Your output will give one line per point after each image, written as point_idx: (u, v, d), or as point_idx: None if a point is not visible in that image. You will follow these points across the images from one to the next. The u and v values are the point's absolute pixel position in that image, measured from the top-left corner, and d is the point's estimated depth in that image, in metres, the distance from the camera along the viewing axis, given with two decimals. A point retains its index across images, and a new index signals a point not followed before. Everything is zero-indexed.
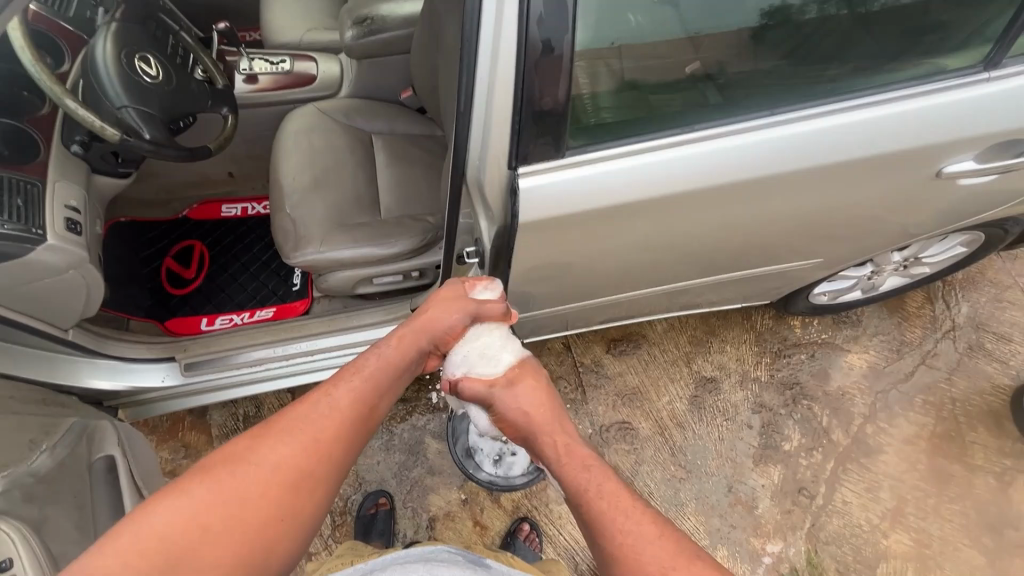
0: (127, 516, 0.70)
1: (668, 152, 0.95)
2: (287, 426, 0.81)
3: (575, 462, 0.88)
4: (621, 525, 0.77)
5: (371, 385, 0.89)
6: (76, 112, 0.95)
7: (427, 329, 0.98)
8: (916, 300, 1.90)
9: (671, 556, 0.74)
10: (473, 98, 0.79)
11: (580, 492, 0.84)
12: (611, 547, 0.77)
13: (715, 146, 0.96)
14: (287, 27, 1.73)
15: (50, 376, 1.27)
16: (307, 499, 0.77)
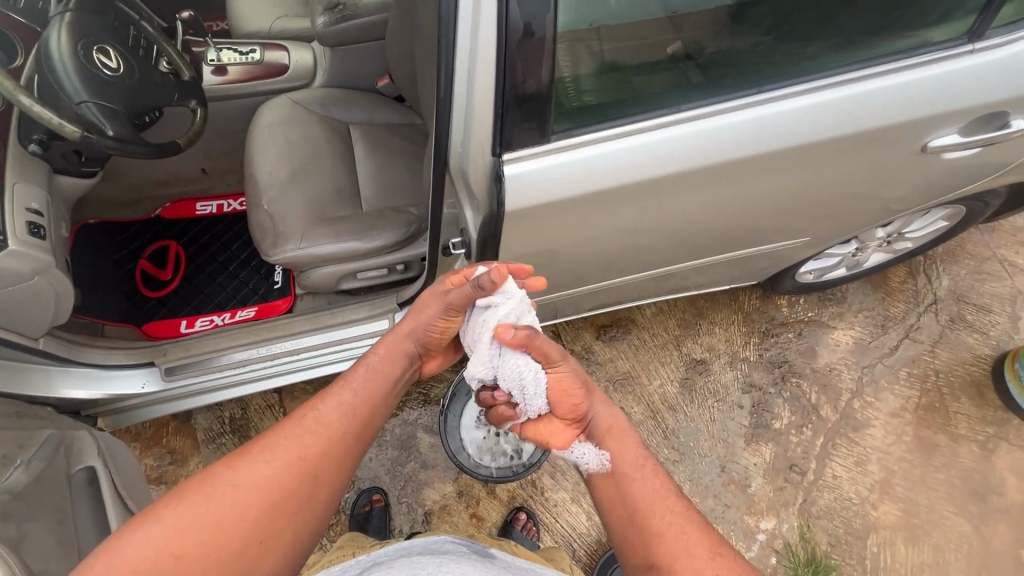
0: (99, 548, 0.67)
1: (655, 134, 0.93)
2: (271, 441, 0.78)
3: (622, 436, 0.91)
4: (673, 506, 0.81)
5: (362, 399, 0.86)
6: (32, 109, 0.89)
7: (414, 331, 0.94)
8: (899, 275, 1.93)
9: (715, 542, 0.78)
10: (453, 83, 0.76)
11: (634, 466, 0.87)
12: (660, 520, 0.80)
13: (703, 127, 0.95)
14: (255, 15, 1.66)
15: (22, 388, 1.22)
16: (289, 520, 0.74)
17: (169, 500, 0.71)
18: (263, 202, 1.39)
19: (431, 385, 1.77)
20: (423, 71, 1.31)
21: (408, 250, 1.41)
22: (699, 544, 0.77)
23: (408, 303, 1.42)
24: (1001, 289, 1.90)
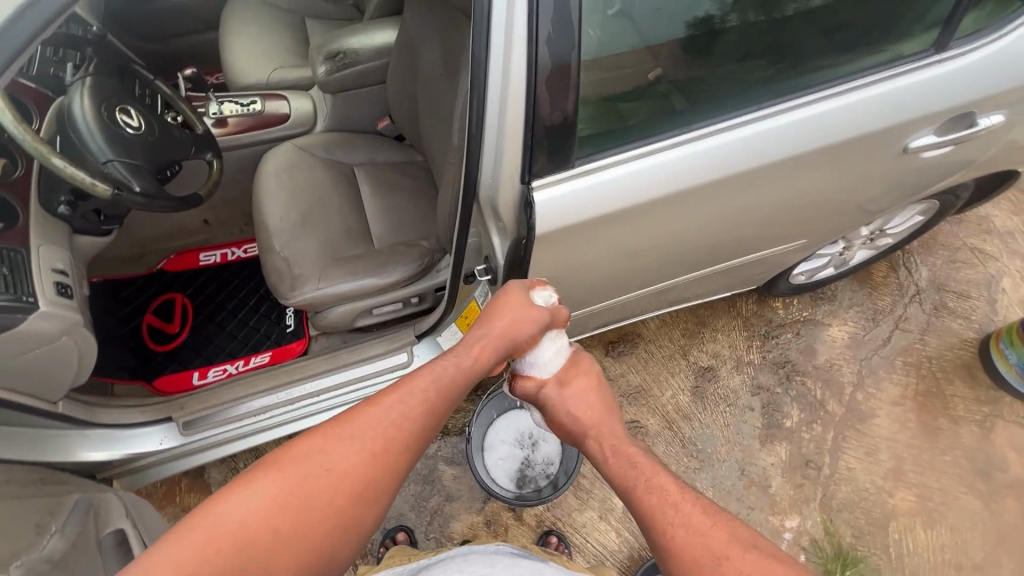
0: (207, 503, 0.70)
1: (666, 153, 1.01)
2: (352, 429, 0.79)
3: (620, 459, 0.96)
4: (671, 518, 0.83)
5: (442, 394, 0.86)
6: (64, 170, 0.89)
7: (505, 335, 0.95)
8: (882, 270, 2.03)
9: (723, 545, 0.78)
10: (485, 120, 0.81)
11: (628, 490, 0.91)
12: (660, 535, 0.82)
13: (707, 145, 1.02)
14: (251, 68, 1.71)
15: (40, 455, 1.17)
16: (367, 507, 0.76)
17: (256, 475, 0.73)
18: (276, 247, 1.41)
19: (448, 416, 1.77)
20: (427, 111, 1.36)
21: (422, 283, 1.43)
22: (701, 552, 0.78)
23: (426, 334, 1.44)
24: (975, 275, 2.03)
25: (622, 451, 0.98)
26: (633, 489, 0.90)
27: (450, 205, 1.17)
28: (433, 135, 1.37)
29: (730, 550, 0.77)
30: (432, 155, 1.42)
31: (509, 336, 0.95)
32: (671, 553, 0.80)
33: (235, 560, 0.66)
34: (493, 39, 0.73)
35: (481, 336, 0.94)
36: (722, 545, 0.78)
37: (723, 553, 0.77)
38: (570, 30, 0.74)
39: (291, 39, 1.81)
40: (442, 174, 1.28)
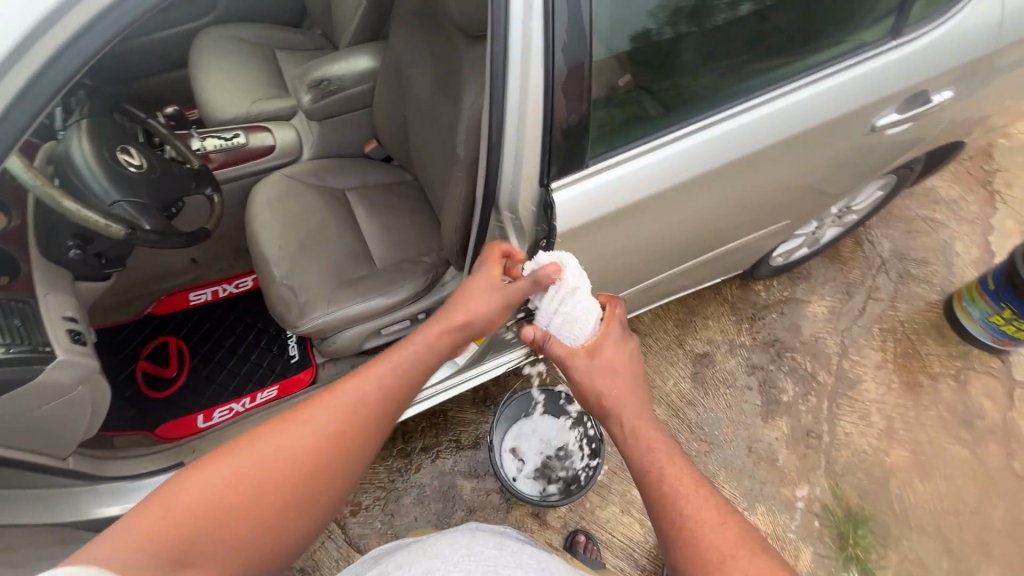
0: (166, 480, 0.72)
1: (666, 150, 1.09)
2: (311, 411, 0.81)
3: (644, 440, 0.85)
4: (682, 510, 0.76)
5: (402, 377, 0.86)
6: (77, 213, 0.89)
7: (467, 322, 0.92)
8: (849, 246, 2.18)
9: (733, 544, 0.73)
10: (505, 129, 0.85)
11: (643, 474, 0.82)
12: (669, 524, 0.76)
13: (701, 138, 1.10)
14: (228, 102, 1.70)
15: (51, 514, 1.12)
16: (324, 486, 0.79)
17: (208, 459, 0.75)
18: (279, 278, 1.40)
19: (460, 430, 1.77)
20: (418, 130, 1.39)
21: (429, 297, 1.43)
22: (710, 550, 0.73)
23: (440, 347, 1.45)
24: (930, 243, 2.19)
25: (635, 426, 0.88)
26: (644, 470, 0.82)
27: (459, 218, 1.20)
28: (426, 154, 1.40)
29: (734, 545, 0.73)
30: (426, 173, 1.45)
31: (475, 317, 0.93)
32: (674, 547, 0.75)
33: (194, 530, 0.68)
34: (510, 51, 0.78)
35: (438, 324, 0.92)
36: (727, 540, 0.73)
37: (732, 553, 0.72)
38: (581, 39, 0.79)
39: (265, 71, 1.81)
40: (443, 191, 1.31)
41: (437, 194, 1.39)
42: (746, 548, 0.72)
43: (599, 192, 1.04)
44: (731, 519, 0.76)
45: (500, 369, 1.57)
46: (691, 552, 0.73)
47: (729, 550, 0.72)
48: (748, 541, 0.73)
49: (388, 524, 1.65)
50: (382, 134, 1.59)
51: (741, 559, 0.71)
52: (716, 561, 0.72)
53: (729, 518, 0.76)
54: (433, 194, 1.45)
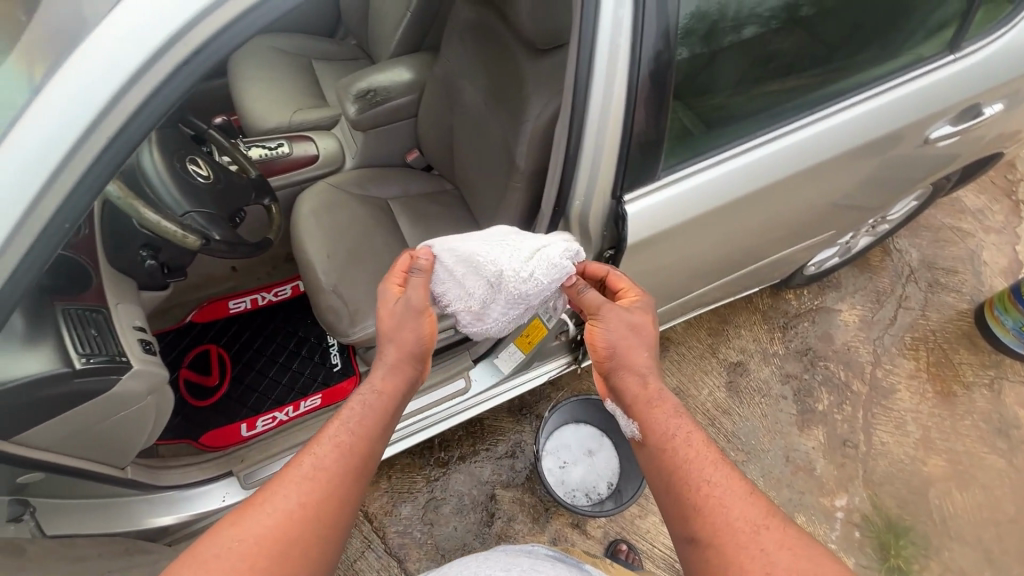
0: None
1: (740, 159, 1.05)
2: (268, 494, 0.77)
3: (664, 407, 0.88)
4: (708, 478, 0.80)
5: (357, 441, 0.84)
6: (158, 225, 0.91)
7: (401, 359, 0.92)
8: (877, 255, 2.18)
9: (758, 515, 0.76)
10: (583, 139, 0.86)
11: (665, 442, 0.85)
12: (693, 491, 0.79)
13: (774, 148, 1.07)
14: (269, 112, 1.71)
15: (110, 526, 1.11)
16: (301, 566, 0.73)
17: None
18: (326, 286, 1.40)
19: (497, 439, 1.76)
20: (465, 141, 1.40)
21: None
22: (737, 519, 0.75)
23: (482, 357, 1.48)
24: (958, 252, 2.20)
25: (659, 397, 0.89)
26: (670, 438, 0.85)
27: (513, 228, 1.21)
28: (472, 164, 1.41)
29: (762, 515, 0.76)
30: (471, 183, 1.46)
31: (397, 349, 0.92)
32: (698, 513, 0.78)
33: None
34: (596, 68, 0.79)
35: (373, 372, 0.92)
36: (754, 513, 0.76)
37: (760, 522, 0.75)
38: (664, 59, 0.81)
39: (304, 81, 1.83)
40: (494, 202, 1.32)
41: (484, 205, 1.40)
42: (771, 519, 0.75)
43: (681, 202, 1.00)
44: (756, 494, 0.79)
45: (544, 377, 1.53)
46: (717, 520, 0.76)
47: (754, 520, 0.75)
48: (771, 513, 0.76)
49: (428, 533, 1.64)
50: (424, 144, 1.60)
51: (767, 531, 0.74)
52: (743, 529, 0.74)
53: (753, 492, 0.79)
54: (477, 204, 1.45)
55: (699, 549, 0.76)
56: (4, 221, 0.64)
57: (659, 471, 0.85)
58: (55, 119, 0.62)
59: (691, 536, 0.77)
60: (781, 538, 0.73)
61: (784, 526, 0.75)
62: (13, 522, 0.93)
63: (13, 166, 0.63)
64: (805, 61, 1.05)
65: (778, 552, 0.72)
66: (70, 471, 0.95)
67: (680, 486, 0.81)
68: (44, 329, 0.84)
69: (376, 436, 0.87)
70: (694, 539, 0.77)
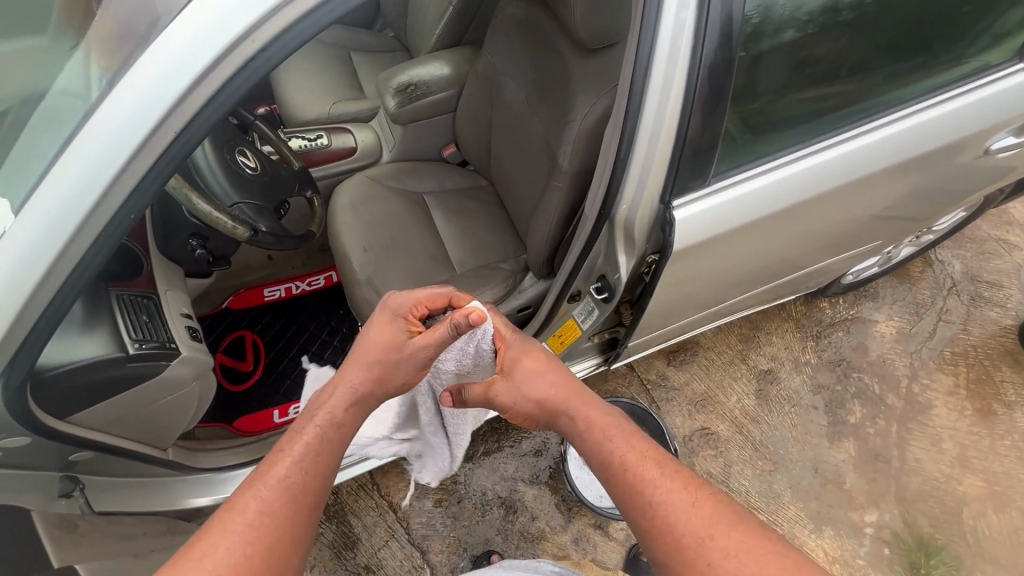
0: None
1: (791, 168, 1.02)
2: (204, 548, 0.64)
3: (598, 433, 0.78)
4: (650, 495, 0.70)
5: (306, 475, 0.71)
6: (210, 215, 0.92)
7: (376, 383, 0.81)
8: (918, 266, 2.12)
9: (714, 521, 0.66)
10: (635, 144, 0.85)
11: (605, 464, 0.75)
12: (638, 508, 0.70)
13: (826, 157, 1.04)
14: (308, 103, 1.73)
15: (149, 505, 1.14)
16: None
17: None
18: (362, 279, 1.41)
19: (522, 437, 1.77)
20: (504, 138, 1.39)
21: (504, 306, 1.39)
22: (686, 533, 0.66)
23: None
24: (1004, 265, 2.12)
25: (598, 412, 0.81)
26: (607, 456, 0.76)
27: (551, 228, 1.20)
28: (510, 162, 1.40)
29: (717, 523, 0.66)
30: (508, 180, 1.45)
31: (373, 377, 0.81)
32: (646, 535, 0.69)
33: None
34: (654, 73, 0.78)
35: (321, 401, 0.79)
36: (706, 523, 0.66)
37: (706, 533, 0.65)
38: (725, 65, 0.79)
39: (342, 73, 1.84)
40: (533, 201, 1.31)
41: (522, 203, 1.39)
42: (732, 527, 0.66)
43: (729, 210, 0.98)
44: (713, 498, 0.69)
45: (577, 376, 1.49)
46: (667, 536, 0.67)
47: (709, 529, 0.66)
48: (733, 518, 0.66)
49: (451, 526, 1.66)
50: (461, 139, 1.60)
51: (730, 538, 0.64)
52: (696, 543, 0.65)
53: (710, 496, 0.69)
54: (514, 202, 1.45)
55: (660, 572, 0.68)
56: (74, 214, 0.66)
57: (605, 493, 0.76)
58: (124, 114, 0.63)
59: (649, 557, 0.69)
60: (736, 542, 0.64)
61: (749, 530, 0.65)
62: (64, 497, 0.95)
63: (84, 161, 0.64)
64: (867, 66, 1.01)
65: (744, 560, 0.62)
66: (118, 452, 0.97)
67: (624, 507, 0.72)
68: (100, 313, 0.87)
69: (327, 470, 0.73)
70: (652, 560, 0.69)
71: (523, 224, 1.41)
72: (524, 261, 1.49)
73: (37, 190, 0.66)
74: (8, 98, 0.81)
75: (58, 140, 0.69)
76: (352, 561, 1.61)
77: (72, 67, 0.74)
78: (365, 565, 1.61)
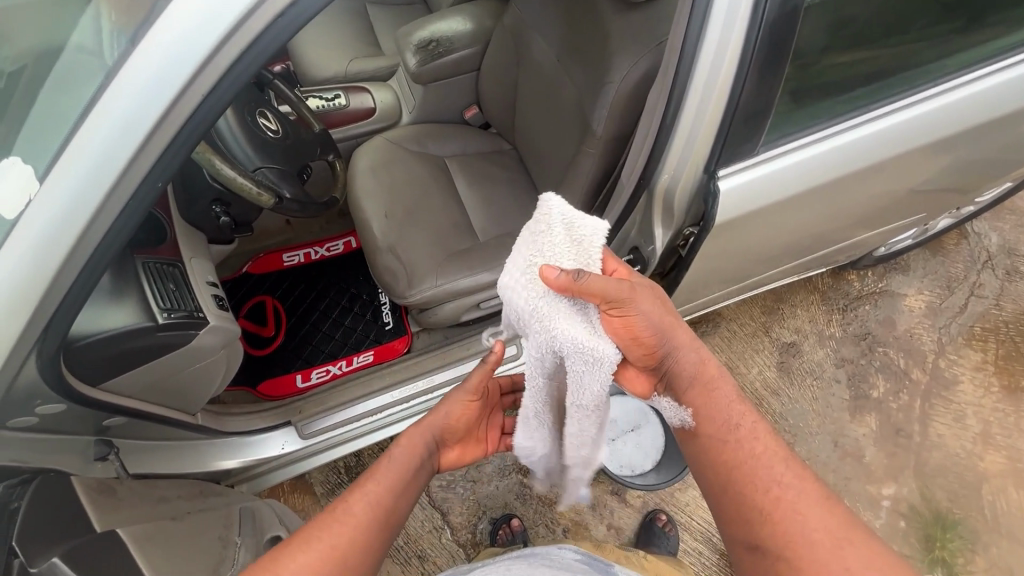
0: None
1: (843, 137, 0.96)
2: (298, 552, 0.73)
3: (719, 395, 0.84)
4: (780, 481, 0.77)
5: (370, 530, 0.78)
6: (235, 181, 0.89)
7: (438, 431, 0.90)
8: (953, 238, 2.04)
9: (839, 527, 0.73)
10: (683, 109, 0.80)
11: (727, 430, 0.81)
12: (756, 491, 0.77)
13: (881, 126, 0.98)
14: (324, 60, 1.66)
15: (179, 468, 1.16)
16: None
17: None
18: (384, 246, 1.39)
19: None
20: (531, 101, 1.32)
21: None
22: (816, 531, 0.72)
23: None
24: None
25: (716, 374, 0.85)
26: (731, 430, 0.81)
27: (582, 196, 1.15)
28: (537, 126, 1.34)
29: (837, 526, 0.73)
30: (534, 144, 1.39)
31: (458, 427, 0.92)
32: (767, 520, 0.75)
33: None
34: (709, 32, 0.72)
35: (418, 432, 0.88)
36: (829, 525, 0.73)
37: (841, 537, 0.72)
38: (789, 23, 0.73)
39: (359, 27, 1.75)
40: (562, 168, 1.26)
41: (549, 169, 1.34)
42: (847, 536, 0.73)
43: (776, 181, 0.93)
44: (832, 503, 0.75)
45: None
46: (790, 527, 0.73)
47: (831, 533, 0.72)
48: (854, 528, 0.73)
49: (471, 490, 1.69)
50: (484, 101, 1.54)
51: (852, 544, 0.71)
52: (823, 540, 0.72)
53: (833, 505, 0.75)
54: (539, 168, 1.39)
55: (765, 554, 0.74)
56: (100, 180, 0.63)
57: (718, 472, 0.80)
58: (148, 75, 0.59)
59: (763, 540, 0.75)
60: (866, 553, 0.71)
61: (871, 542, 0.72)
62: (100, 460, 0.98)
63: (109, 124, 0.61)
64: (932, 25, 0.93)
65: (864, 570, 0.69)
66: (149, 418, 0.98)
67: (740, 491, 0.78)
68: (127, 282, 0.85)
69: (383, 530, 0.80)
70: (757, 546, 0.75)
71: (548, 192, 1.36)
72: None
73: (62, 154, 0.63)
74: (21, 55, 0.77)
75: (79, 102, 0.65)
76: None
77: (87, 20, 0.69)
78: None
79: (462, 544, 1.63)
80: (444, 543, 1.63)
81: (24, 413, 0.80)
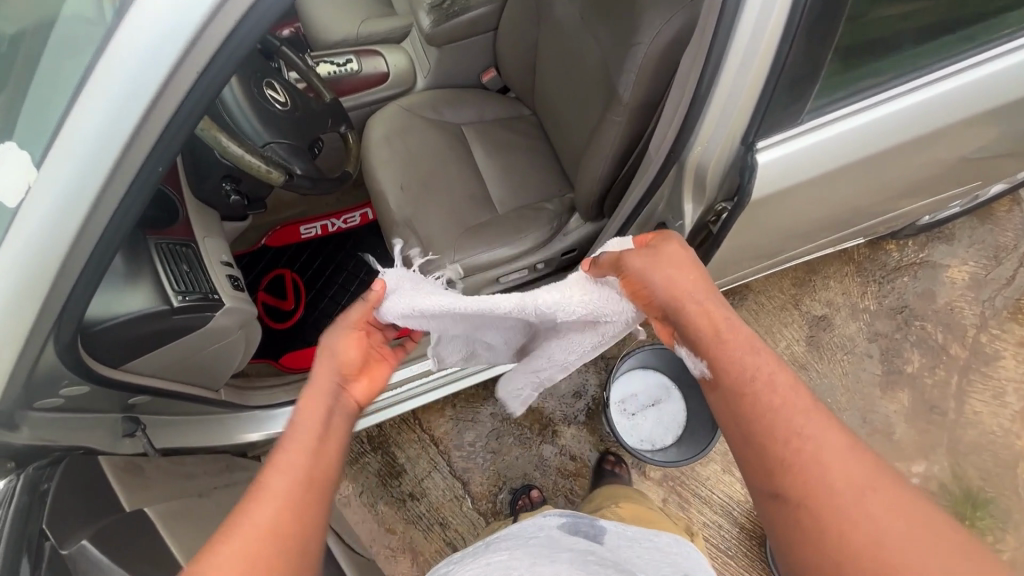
0: None
1: (899, 101, 0.87)
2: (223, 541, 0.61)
3: (741, 346, 0.72)
4: (800, 427, 0.66)
5: (297, 495, 0.65)
6: (243, 159, 0.85)
7: (327, 382, 0.76)
8: (1004, 205, 1.91)
9: (860, 472, 0.63)
10: (721, 73, 0.72)
11: (746, 381, 0.70)
12: (775, 440, 0.67)
13: (942, 88, 0.88)
14: (335, 22, 1.58)
15: (206, 441, 1.19)
16: None
17: None
18: (400, 220, 1.35)
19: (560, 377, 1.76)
20: (558, 68, 1.26)
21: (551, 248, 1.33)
22: (839, 479, 0.63)
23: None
24: None
25: (727, 322, 0.74)
26: (750, 379, 0.70)
27: (606, 167, 1.09)
28: (560, 94, 1.27)
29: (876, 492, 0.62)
30: (567, 117, 1.33)
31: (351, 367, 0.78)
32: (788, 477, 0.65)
33: None
34: None
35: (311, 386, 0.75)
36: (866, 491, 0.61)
37: (863, 484, 0.62)
38: None
39: None
40: (587, 140, 1.19)
41: (571, 138, 1.27)
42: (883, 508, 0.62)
43: (822, 153, 0.85)
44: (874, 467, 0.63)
45: None
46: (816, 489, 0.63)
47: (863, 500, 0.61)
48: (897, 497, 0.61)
49: (491, 461, 1.71)
50: (503, 64, 1.46)
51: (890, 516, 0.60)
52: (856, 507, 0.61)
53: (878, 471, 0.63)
54: (561, 137, 1.32)
55: (785, 505, 0.65)
56: (101, 164, 0.60)
57: (737, 416, 0.70)
58: (142, 48, 0.55)
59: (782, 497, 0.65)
60: (899, 504, 0.61)
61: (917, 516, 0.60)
62: (128, 437, 1.01)
63: (105, 102, 0.57)
64: None
65: (894, 520, 0.59)
66: (173, 396, 0.99)
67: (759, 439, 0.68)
68: (140, 265, 0.84)
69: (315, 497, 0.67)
70: (783, 502, 0.65)
71: (571, 165, 1.30)
72: (570, 200, 1.38)
73: (61, 132, 0.60)
74: (17, 28, 0.73)
75: (75, 76, 0.62)
76: (397, 488, 1.70)
77: None
78: (409, 493, 1.69)
79: (482, 513, 1.66)
80: (465, 511, 1.66)
81: (49, 395, 0.80)
